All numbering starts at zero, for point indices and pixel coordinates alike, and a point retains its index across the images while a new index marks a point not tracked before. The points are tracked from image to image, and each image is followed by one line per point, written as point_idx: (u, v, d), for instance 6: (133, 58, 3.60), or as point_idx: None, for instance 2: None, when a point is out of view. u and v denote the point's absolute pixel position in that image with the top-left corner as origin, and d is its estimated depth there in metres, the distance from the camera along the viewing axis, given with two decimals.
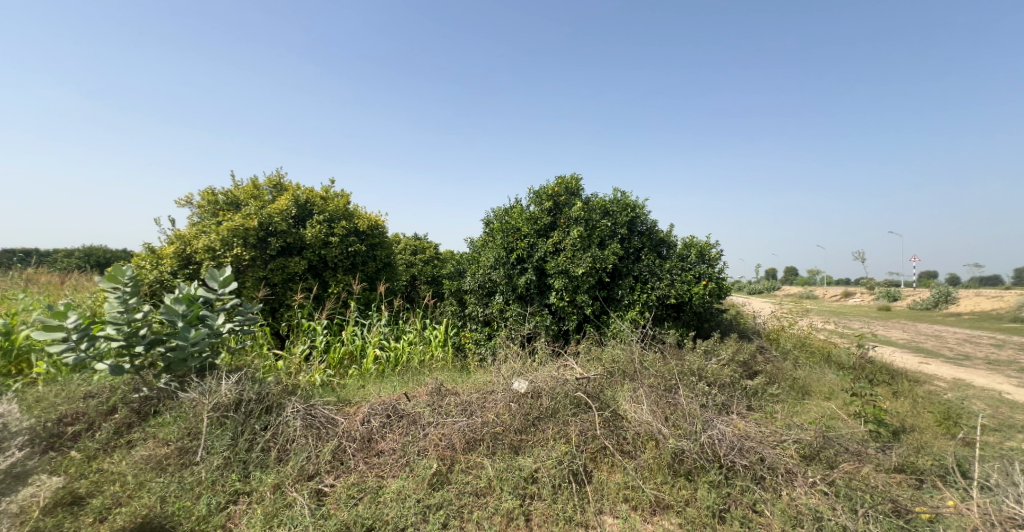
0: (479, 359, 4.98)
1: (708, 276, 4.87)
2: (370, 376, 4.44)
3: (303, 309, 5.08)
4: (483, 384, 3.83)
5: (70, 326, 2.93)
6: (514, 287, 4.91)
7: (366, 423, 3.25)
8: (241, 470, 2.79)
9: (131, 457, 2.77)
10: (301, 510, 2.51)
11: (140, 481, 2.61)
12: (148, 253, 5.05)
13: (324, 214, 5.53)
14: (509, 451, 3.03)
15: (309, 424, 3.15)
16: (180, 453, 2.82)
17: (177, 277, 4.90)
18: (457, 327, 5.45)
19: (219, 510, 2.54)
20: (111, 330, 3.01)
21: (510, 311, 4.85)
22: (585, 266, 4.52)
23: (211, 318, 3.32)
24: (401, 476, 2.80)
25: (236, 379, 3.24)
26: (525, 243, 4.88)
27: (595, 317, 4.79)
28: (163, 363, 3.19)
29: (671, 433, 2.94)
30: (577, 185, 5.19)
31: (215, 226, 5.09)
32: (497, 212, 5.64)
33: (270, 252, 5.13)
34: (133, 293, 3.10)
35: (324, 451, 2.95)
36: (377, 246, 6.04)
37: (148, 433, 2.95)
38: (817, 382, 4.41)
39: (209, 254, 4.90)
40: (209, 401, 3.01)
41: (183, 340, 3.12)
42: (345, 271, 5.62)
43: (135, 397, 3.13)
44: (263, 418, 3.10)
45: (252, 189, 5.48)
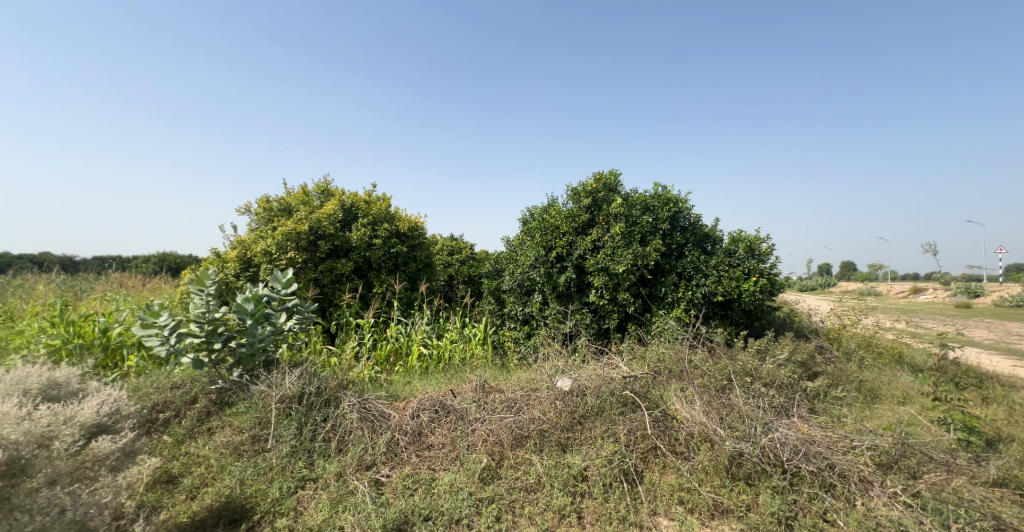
0: (519, 358, 5.02)
1: (759, 272, 4.60)
2: (415, 372, 4.59)
3: (351, 309, 5.35)
4: (527, 381, 3.84)
5: (162, 323, 3.28)
6: (553, 285, 4.87)
7: (415, 418, 3.36)
8: (307, 459, 2.97)
9: (212, 442, 3.03)
10: (363, 497, 2.63)
11: (222, 464, 2.86)
12: (216, 258, 5.49)
13: (368, 217, 5.76)
14: (557, 448, 3.03)
15: (364, 417, 3.30)
16: (253, 441, 3.06)
17: (240, 279, 5.29)
18: (496, 326, 5.52)
19: (290, 494, 2.71)
20: (194, 327, 3.32)
21: (550, 310, 4.85)
22: (626, 263, 4.42)
23: (274, 317, 3.57)
24: (453, 469, 2.87)
25: (298, 374, 3.46)
26: (564, 241, 4.81)
27: (638, 315, 4.68)
28: (234, 358, 3.45)
29: (728, 435, 2.81)
30: (616, 180, 5.04)
31: (272, 231, 5.44)
32: (534, 210, 5.62)
33: (320, 254, 5.40)
34: (211, 293, 3.40)
35: (378, 444, 3.08)
36: (418, 247, 6.22)
37: (226, 422, 3.22)
38: (889, 385, 4.06)
39: (267, 258, 5.25)
40: (276, 394, 3.25)
41: (252, 336, 3.40)
42: (388, 272, 5.83)
43: (212, 389, 3.40)
44: (323, 410, 3.29)
45: (302, 196, 5.81)
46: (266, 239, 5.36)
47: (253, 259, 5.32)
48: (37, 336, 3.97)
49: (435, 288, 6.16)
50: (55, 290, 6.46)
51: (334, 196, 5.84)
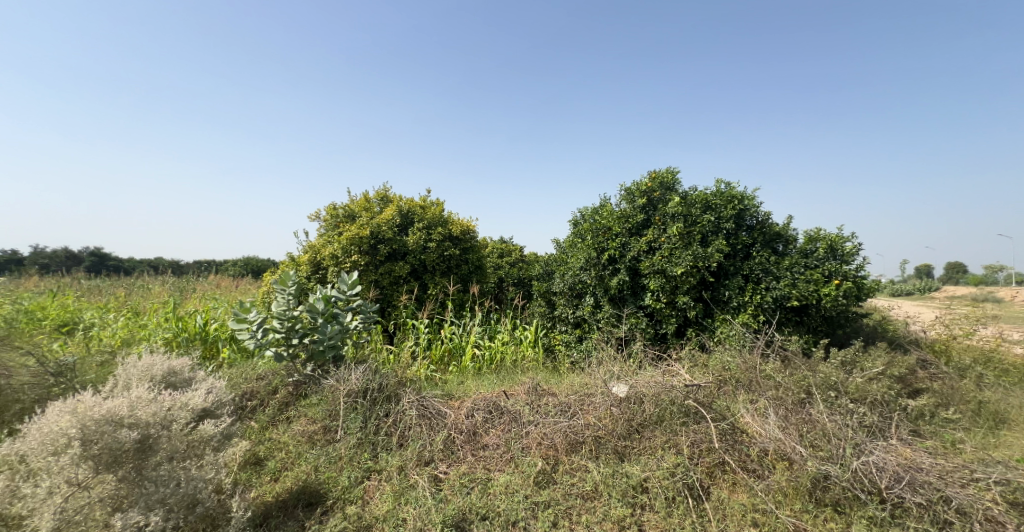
0: (570, 362, 4.95)
1: (840, 274, 4.19)
2: (469, 373, 4.70)
3: (408, 309, 5.57)
4: (581, 386, 3.78)
5: (253, 320, 3.63)
6: (606, 288, 4.75)
7: (470, 417, 3.42)
8: (371, 451, 3.13)
9: (291, 430, 3.31)
10: (423, 492, 2.72)
11: (299, 450, 3.10)
12: (290, 261, 5.96)
13: (423, 221, 5.98)
14: (614, 456, 2.96)
15: (423, 414, 3.42)
16: (325, 431, 3.29)
17: (310, 280, 5.69)
18: (546, 328, 5.48)
19: (357, 484, 2.86)
20: (276, 323, 3.62)
21: (603, 313, 4.73)
22: (685, 265, 4.21)
23: (342, 316, 3.81)
24: (508, 471, 2.89)
25: (362, 370, 3.65)
26: (617, 243, 4.67)
27: (699, 321, 4.44)
28: (307, 353, 3.71)
29: (810, 455, 2.58)
30: (673, 179, 4.80)
31: (337, 236, 5.79)
32: (585, 212, 5.52)
33: (380, 257, 5.67)
34: (289, 292, 3.71)
35: (436, 440, 3.17)
36: (470, 250, 6.34)
37: (301, 412, 3.49)
38: (1016, 410, 3.50)
39: (333, 261, 5.60)
40: (343, 388, 3.45)
41: (322, 333, 3.66)
42: (441, 274, 6.00)
43: (290, 381, 3.70)
44: (385, 405, 3.45)
45: (364, 202, 6.13)
46: (332, 243, 5.72)
47: (321, 261, 5.71)
48: (155, 331, 4.59)
49: (486, 290, 6.28)
50: (166, 290, 7.37)
51: (392, 202, 6.11)
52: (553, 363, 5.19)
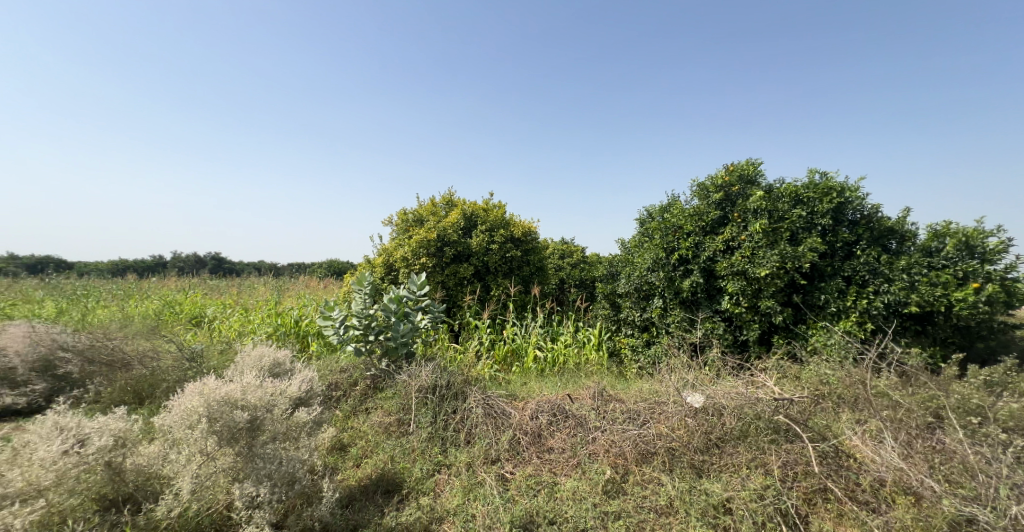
0: (637, 367, 4.74)
1: (975, 276, 3.59)
2: (532, 374, 4.71)
3: (472, 309, 5.72)
4: (651, 392, 3.61)
5: (337, 317, 3.90)
6: (676, 290, 4.49)
7: (534, 419, 3.38)
8: (441, 446, 3.22)
9: (370, 420, 3.51)
10: (491, 489, 2.74)
11: (377, 440, 3.28)
12: (366, 263, 6.34)
13: (486, 223, 6.07)
14: (691, 471, 2.78)
15: (489, 412, 3.46)
16: (399, 423, 3.45)
17: (384, 281, 6.01)
18: (610, 332, 5.31)
19: (429, 476, 2.96)
20: (355, 321, 3.86)
21: (674, 317, 4.46)
22: (770, 266, 3.85)
23: (413, 315, 4.00)
24: (575, 476, 2.82)
25: (433, 368, 3.79)
26: (689, 242, 4.39)
27: (786, 327, 4.04)
28: (382, 349, 3.93)
29: (945, 492, 2.22)
30: (754, 171, 4.41)
31: (407, 239, 6.06)
32: (654, 209, 5.27)
33: (446, 259, 5.84)
34: (365, 293, 3.95)
35: (502, 440, 3.20)
36: (532, 251, 6.34)
37: (378, 404, 3.70)
38: None
39: (404, 263, 5.87)
40: (415, 384, 3.60)
41: (396, 331, 3.87)
42: (504, 275, 6.06)
43: (369, 374, 3.94)
44: (453, 403, 3.54)
45: (431, 207, 6.36)
46: (403, 246, 6.00)
47: (393, 263, 6.01)
48: (259, 325, 5.22)
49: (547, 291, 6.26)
50: (265, 288, 8.29)
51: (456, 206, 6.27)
52: (619, 368, 5.01)
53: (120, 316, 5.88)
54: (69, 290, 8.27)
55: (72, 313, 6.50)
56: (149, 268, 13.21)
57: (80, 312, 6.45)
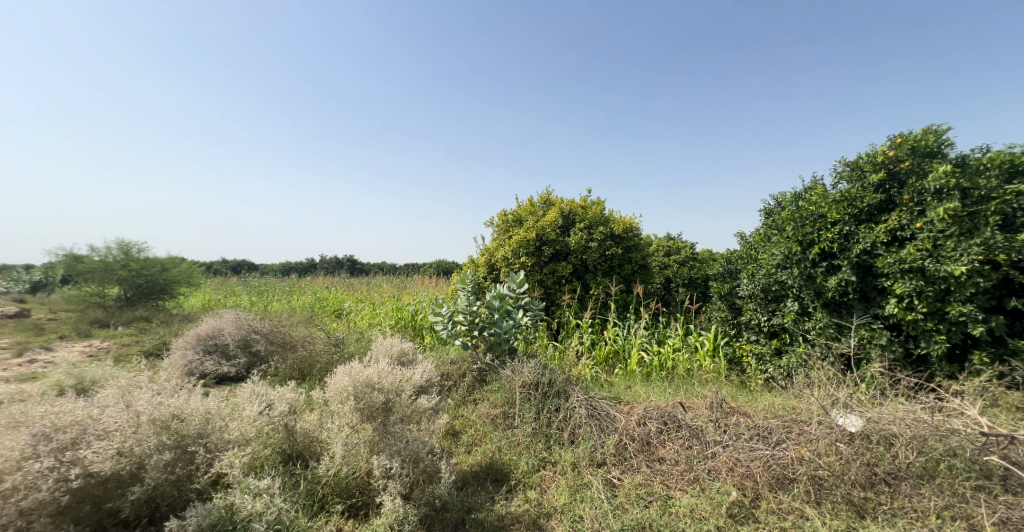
0: (764, 379, 4.16)
1: None
2: (637, 377, 4.46)
3: (572, 309, 5.61)
4: (789, 408, 3.12)
5: (445, 313, 4.10)
6: (819, 291, 3.80)
7: (643, 425, 3.16)
8: (545, 442, 3.19)
9: (478, 410, 3.64)
10: (598, 493, 2.62)
11: (484, 431, 3.37)
12: (471, 263, 6.59)
13: (584, 221, 5.90)
14: (849, 509, 2.32)
15: (592, 414, 3.33)
16: (505, 416, 3.52)
17: (486, 280, 6.16)
18: (729, 336, 4.79)
19: (535, 470, 2.94)
20: (461, 317, 4.04)
21: (816, 323, 3.78)
22: (967, 262, 3.05)
23: (515, 312, 4.04)
24: (692, 492, 2.54)
25: (536, 364, 3.82)
26: (835, 233, 3.69)
27: (992, 344, 3.22)
28: (487, 344, 4.05)
29: None
30: (937, 140, 3.52)
31: (508, 239, 6.14)
32: (785, 197, 4.57)
33: (545, 258, 5.80)
34: (469, 291, 4.09)
35: (607, 443, 3.04)
36: (633, 248, 6.02)
37: (485, 396, 3.84)
38: None
39: (505, 262, 5.95)
40: (519, 379, 3.63)
41: (499, 327, 3.95)
42: (603, 274, 5.83)
43: (476, 368, 4.10)
44: (555, 400, 3.50)
45: (529, 207, 6.36)
46: (504, 246, 6.08)
47: (495, 263, 6.13)
48: (384, 317, 5.84)
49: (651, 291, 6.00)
50: (389, 286, 9.27)
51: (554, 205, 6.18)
52: (740, 377, 4.46)
53: (285, 308, 7.15)
54: (253, 286, 10.34)
55: (255, 304, 8.08)
56: (306, 268, 15.77)
57: (261, 303, 8.01)
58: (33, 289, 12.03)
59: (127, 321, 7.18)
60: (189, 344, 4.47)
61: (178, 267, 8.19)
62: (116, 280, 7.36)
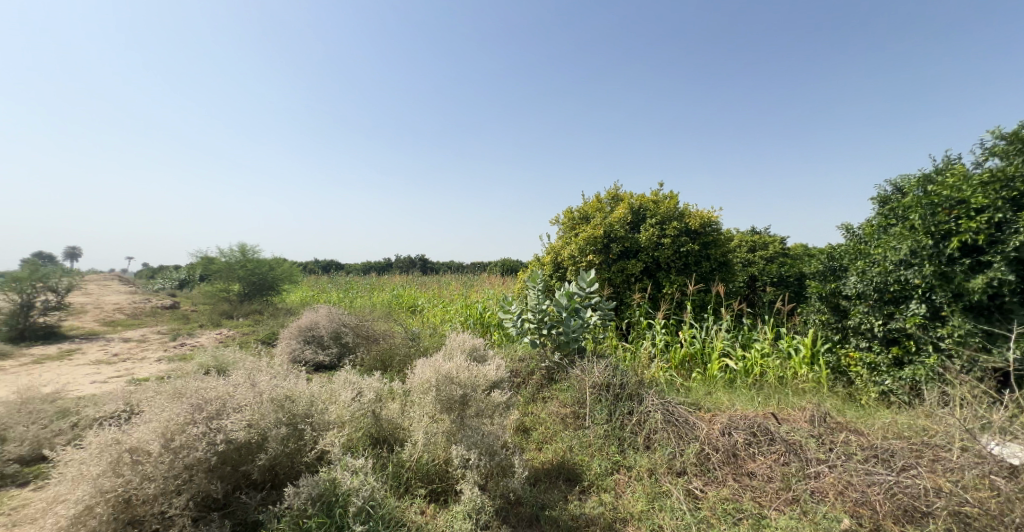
0: (879, 392, 3.59)
1: None
2: (719, 383, 4.11)
3: (643, 309, 5.26)
4: (917, 430, 2.70)
5: (515, 311, 4.27)
6: (960, 293, 3.19)
7: (728, 435, 2.93)
8: (619, 446, 3.11)
9: (549, 409, 3.61)
10: (679, 504, 2.52)
11: (555, 430, 3.34)
12: (537, 262, 6.49)
13: (656, 216, 5.57)
14: None
15: (670, 420, 3.16)
16: (576, 416, 3.47)
17: (552, 279, 5.99)
18: (830, 342, 4.18)
19: (608, 473, 2.88)
20: (530, 315, 4.05)
21: (954, 330, 3.16)
22: None
23: (583, 311, 3.97)
24: (791, 514, 2.36)
25: (607, 365, 3.67)
26: (981, 221, 3.08)
27: None
28: (555, 342, 3.98)
29: None
30: None
31: (574, 237, 5.95)
32: (909, 182, 3.98)
33: (613, 255, 5.53)
34: (538, 290, 4.05)
35: (688, 452, 2.88)
36: (712, 244, 5.59)
37: (555, 394, 3.78)
38: None
39: (572, 261, 5.78)
40: (590, 380, 3.55)
41: (567, 326, 3.89)
42: (678, 271, 5.46)
43: (544, 366, 4.02)
44: (628, 403, 3.36)
45: (596, 203, 6.11)
46: (570, 244, 5.91)
47: (562, 261, 5.98)
48: (456, 314, 5.97)
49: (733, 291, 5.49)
50: (460, 283, 9.57)
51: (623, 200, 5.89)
52: (847, 389, 3.89)
53: (368, 304, 7.65)
54: (341, 283, 11.23)
55: (343, 300, 8.77)
56: (385, 266, 16.78)
57: (348, 299, 8.68)
58: (179, 285, 14.28)
59: (246, 313, 8.10)
60: (291, 335, 4.92)
61: (283, 267, 9.17)
62: (236, 277, 8.40)
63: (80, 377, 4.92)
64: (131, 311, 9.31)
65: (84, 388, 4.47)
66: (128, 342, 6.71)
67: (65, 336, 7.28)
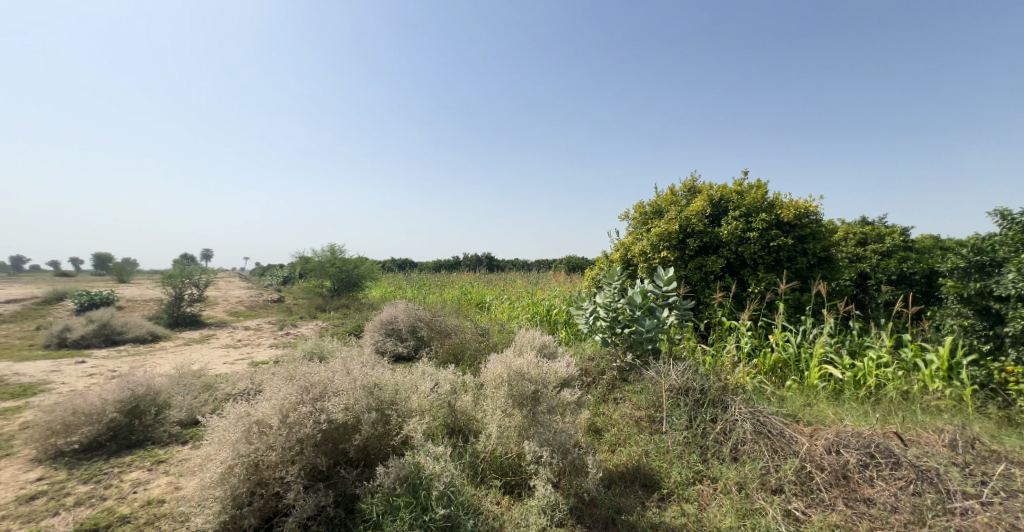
0: None
1: None
2: (821, 395, 3.48)
3: (725, 309, 4.70)
4: None
5: (588, 309, 4.02)
6: None
7: (835, 454, 2.52)
8: (700, 454, 2.81)
9: (622, 410, 3.33)
10: (774, 523, 2.24)
11: (629, 433, 3.10)
12: (604, 259, 6.11)
13: (740, 208, 4.95)
14: None
15: (761, 431, 2.79)
16: (650, 420, 3.16)
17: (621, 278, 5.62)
18: (982, 352, 3.35)
19: (689, 483, 2.63)
20: (602, 312, 3.78)
21: None
22: None
23: (659, 310, 3.61)
24: None
25: (685, 368, 3.31)
26: None
27: None
28: (628, 342, 3.66)
29: None
30: None
31: (646, 233, 5.52)
32: None
33: (690, 251, 5.02)
34: (614, 286, 3.87)
35: (784, 469, 2.52)
36: (810, 237, 4.88)
37: (627, 396, 3.48)
38: None
39: (644, 257, 5.35)
40: (666, 381, 3.21)
41: (641, 326, 3.56)
42: (767, 269, 4.80)
43: (615, 367, 3.72)
44: (711, 410, 3.01)
45: (670, 196, 5.58)
46: (642, 239, 5.49)
47: (633, 258, 5.58)
48: (521, 312, 5.85)
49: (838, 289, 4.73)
50: (529, 281, 9.49)
51: (702, 191, 5.32)
52: (1005, 412, 3.10)
53: (440, 300, 7.85)
54: (416, 280, 11.74)
55: (417, 296, 9.12)
56: (455, 264, 17.29)
57: (423, 295, 9.01)
58: (283, 281, 15.93)
59: (336, 307, 8.76)
60: (374, 328, 5.15)
61: (366, 264, 9.77)
62: (327, 274, 9.12)
63: (216, 357, 5.65)
64: (249, 303, 10.58)
65: (219, 367, 5.09)
66: (248, 329, 7.59)
67: (204, 324, 8.44)
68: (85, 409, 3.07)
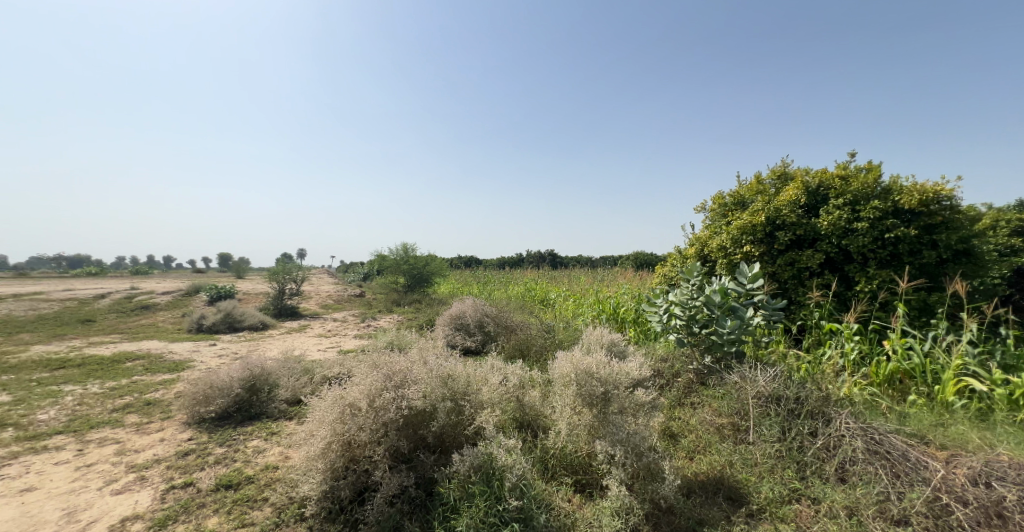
0: None
1: None
2: (963, 416, 2.46)
3: (824, 311, 3.69)
4: None
5: (660, 307, 3.37)
6: None
7: (991, 486, 1.82)
8: (799, 472, 2.13)
9: (698, 416, 2.65)
10: None
11: (709, 440, 2.45)
12: (675, 255, 5.26)
13: (844, 196, 3.89)
14: None
15: (880, 447, 2.06)
16: (734, 429, 2.46)
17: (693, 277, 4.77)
18: None
19: (785, 502, 2.01)
20: (677, 309, 3.07)
21: None
22: None
23: (743, 309, 2.80)
24: None
25: (777, 373, 2.50)
26: None
27: None
28: (706, 343, 2.93)
29: None
30: None
31: (725, 226, 4.60)
32: None
33: (778, 246, 4.05)
34: (691, 284, 3.17)
35: (916, 497, 1.82)
36: (944, 226, 3.66)
37: (705, 402, 2.77)
38: None
39: (722, 253, 4.45)
40: (752, 387, 2.44)
41: (722, 328, 2.78)
42: (882, 265, 3.69)
43: (691, 368, 3.03)
44: (811, 420, 2.26)
45: (756, 185, 4.59)
46: (721, 233, 4.59)
47: (709, 254, 4.69)
48: (586, 310, 5.29)
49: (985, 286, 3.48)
50: (601, 278, 8.81)
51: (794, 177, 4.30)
52: None
53: (507, 296, 7.51)
54: (485, 277, 11.57)
55: (484, 292, 8.89)
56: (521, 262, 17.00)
57: (490, 292, 8.75)
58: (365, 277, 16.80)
59: (410, 302, 8.81)
60: (444, 322, 4.93)
61: (436, 260, 9.77)
62: (400, 269, 9.24)
63: (310, 344, 5.85)
64: (337, 297, 11.16)
65: (314, 353, 5.23)
66: (336, 321, 7.89)
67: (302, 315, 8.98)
68: (220, 384, 3.11)
